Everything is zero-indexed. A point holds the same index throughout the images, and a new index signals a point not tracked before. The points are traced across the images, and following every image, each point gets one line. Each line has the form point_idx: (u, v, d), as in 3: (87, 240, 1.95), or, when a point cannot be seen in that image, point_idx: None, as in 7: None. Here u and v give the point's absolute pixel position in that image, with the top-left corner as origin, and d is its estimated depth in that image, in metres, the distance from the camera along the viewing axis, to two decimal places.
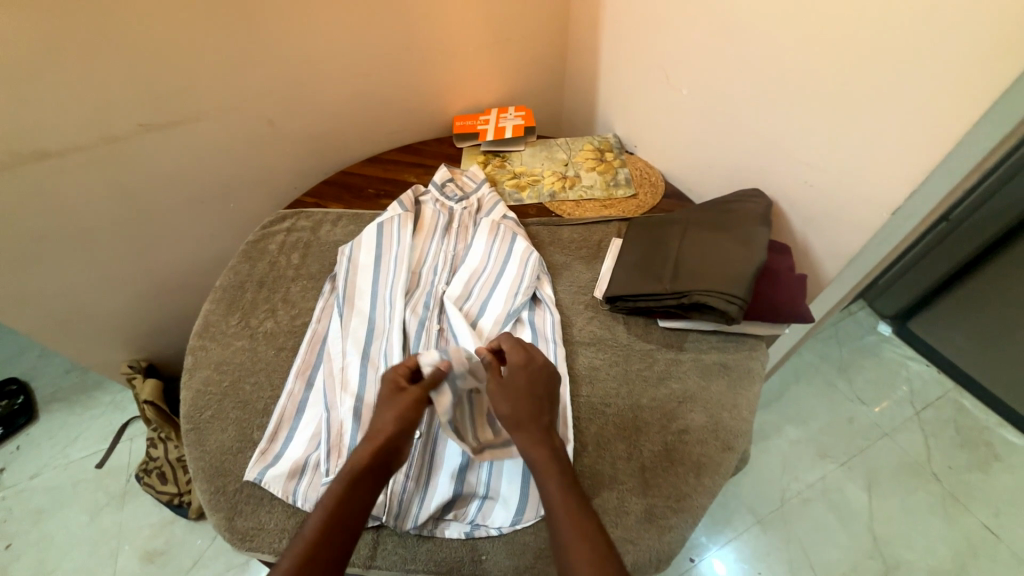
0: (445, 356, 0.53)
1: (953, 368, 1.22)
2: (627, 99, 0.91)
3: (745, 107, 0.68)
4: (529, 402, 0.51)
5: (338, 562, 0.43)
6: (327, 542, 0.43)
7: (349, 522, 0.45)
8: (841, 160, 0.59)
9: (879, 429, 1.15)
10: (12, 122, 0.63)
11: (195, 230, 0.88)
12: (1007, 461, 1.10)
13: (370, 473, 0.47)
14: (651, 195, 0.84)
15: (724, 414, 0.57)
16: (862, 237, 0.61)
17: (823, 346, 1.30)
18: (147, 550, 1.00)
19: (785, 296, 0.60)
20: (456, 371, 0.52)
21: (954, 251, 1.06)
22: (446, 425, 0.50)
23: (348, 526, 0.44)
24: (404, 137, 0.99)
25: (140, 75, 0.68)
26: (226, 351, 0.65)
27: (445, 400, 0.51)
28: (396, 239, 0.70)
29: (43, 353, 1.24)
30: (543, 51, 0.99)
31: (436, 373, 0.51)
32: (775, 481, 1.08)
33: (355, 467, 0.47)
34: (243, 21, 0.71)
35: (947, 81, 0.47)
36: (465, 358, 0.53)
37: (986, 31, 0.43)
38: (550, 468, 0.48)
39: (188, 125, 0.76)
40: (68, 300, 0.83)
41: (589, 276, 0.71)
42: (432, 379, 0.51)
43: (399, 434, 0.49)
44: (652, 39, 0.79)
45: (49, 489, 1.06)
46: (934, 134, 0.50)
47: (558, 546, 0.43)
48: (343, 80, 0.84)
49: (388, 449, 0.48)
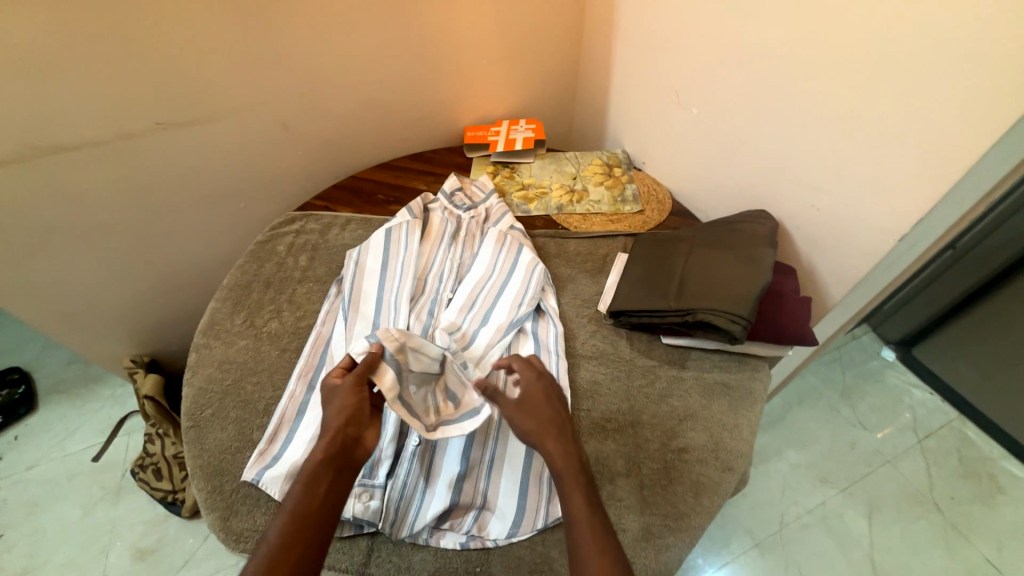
0: (375, 339, 0.53)
1: (957, 397, 1.20)
2: (638, 116, 0.92)
3: (754, 129, 0.69)
4: (546, 417, 0.50)
5: (308, 563, 0.41)
6: (295, 543, 0.41)
7: (316, 520, 0.43)
8: (848, 185, 0.60)
9: (881, 455, 1.14)
10: (34, 115, 0.64)
11: (205, 228, 0.89)
12: (1012, 494, 1.08)
13: (337, 470, 0.45)
14: (657, 211, 0.85)
15: (725, 434, 0.57)
16: (868, 262, 0.61)
17: (826, 369, 1.29)
18: (139, 547, 0.99)
19: (790, 318, 0.59)
20: (388, 351, 0.53)
21: (961, 278, 1.06)
22: (395, 401, 0.50)
23: (315, 525, 0.43)
24: (416, 145, 1.00)
25: (162, 75, 0.70)
26: (230, 350, 0.66)
27: (387, 376, 0.51)
28: (403, 245, 0.71)
29: (47, 344, 1.25)
30: (556, 67, 1.01)
31: (369, 358, 0.52)
32: (774, 504, 1.07)
33: (312, 464, 0.46)
34: (265, 27, 0.72)
35: (955, 111, 0.48)
36: (393, 336, 0.53)
37: (994, 64, 0.44)
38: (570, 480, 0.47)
39: (204, 125, 0.77)
40: (76, 292, 0.84)
41: (593, 289, 0.72)
42: (368, 363, 0.51)
43: (351, 426, 0.48)
44: (664, 59, 0.81)
45: (44, 481, 1.05)
46: (942, 163, 0.50)
47: (576, 556, 0.43)
48: (359, 87, 0.86)
49: (343, 442, 0.47)
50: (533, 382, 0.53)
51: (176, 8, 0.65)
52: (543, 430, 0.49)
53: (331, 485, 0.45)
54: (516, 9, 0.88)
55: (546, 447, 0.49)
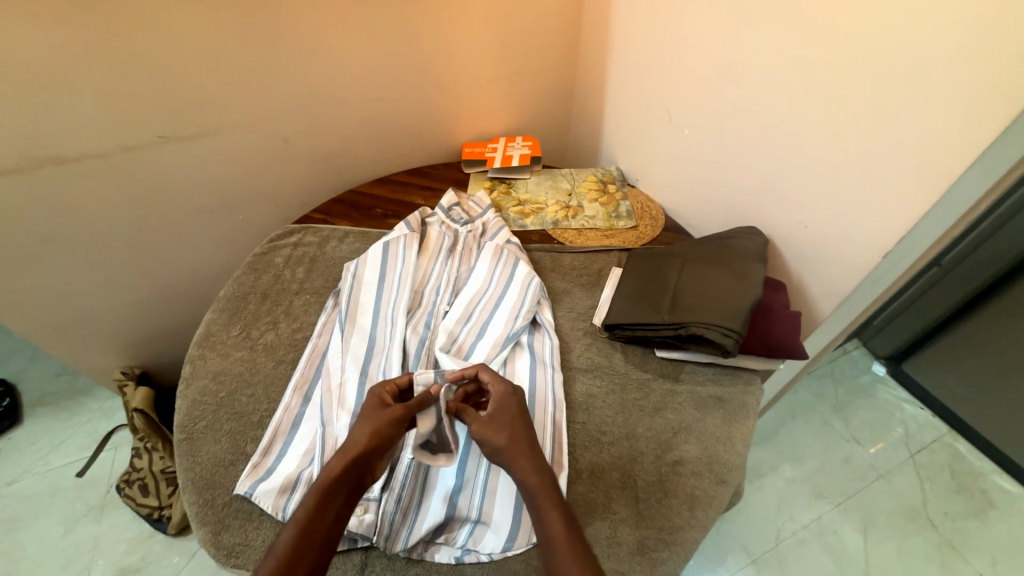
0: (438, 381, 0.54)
1: (947, 412, 1.22)
2: (631, 134, 0.94)
3: (743, 148, 0.72)
4: (516, 431, 0.51)
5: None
6: (297, 559, 0.43)
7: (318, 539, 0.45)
8: (834, 203, 0.62)
9: (875, 471, 1.14)
10: (37, 126, 0.65)
11: (202, 240, 0.89)
12: (1003, 509, 1.09)
13: (348, 492, 0.48)
14: (651, 227, 0.87)
15: (719, 447, 0.57)
16: (855, 277, 0.63)
17: (818, 384, 1.30)
18: (122, 566, 0.96)
19: (780, 333, 0.60)
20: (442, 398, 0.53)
21: (947, 294, 1.09)
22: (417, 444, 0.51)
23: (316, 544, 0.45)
24: (413, 161, 1.02)
25: (168, 89, 0.71)
26: (224, 362, 0.65)
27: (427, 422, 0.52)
28: (401, 258, 0.72)
29: (35, 356, 1.23)
30: (552, 86, 1.04)
31: (423, 397, 0.52)
32: (770, 520, 1.07)
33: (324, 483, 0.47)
34: (270, 44, 0.75)
35: (934, 132, 0.50)
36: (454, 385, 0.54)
37: (968, 89, 0.47)
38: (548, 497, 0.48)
39: (205, 138, 0.78)
40: (68, 302, 0.83)
41: (588, 303, 0.73)
42: (420, 401, 0.52)
43: (372, 449, 0.49)
44: (657, 79, 0.84)
45: (26, 496, 1.03)
46: (923, 181, 0.53)
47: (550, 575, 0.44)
48: (361, 104, 0.88)
49: (359, 463, 0.48)
50: (502, 397, 0.53)
51: (183, 25, 0.67)
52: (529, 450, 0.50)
53: (330, 499, 0.47)
54: (514, 31, 0.92)
55: (522, 461, 0.49)
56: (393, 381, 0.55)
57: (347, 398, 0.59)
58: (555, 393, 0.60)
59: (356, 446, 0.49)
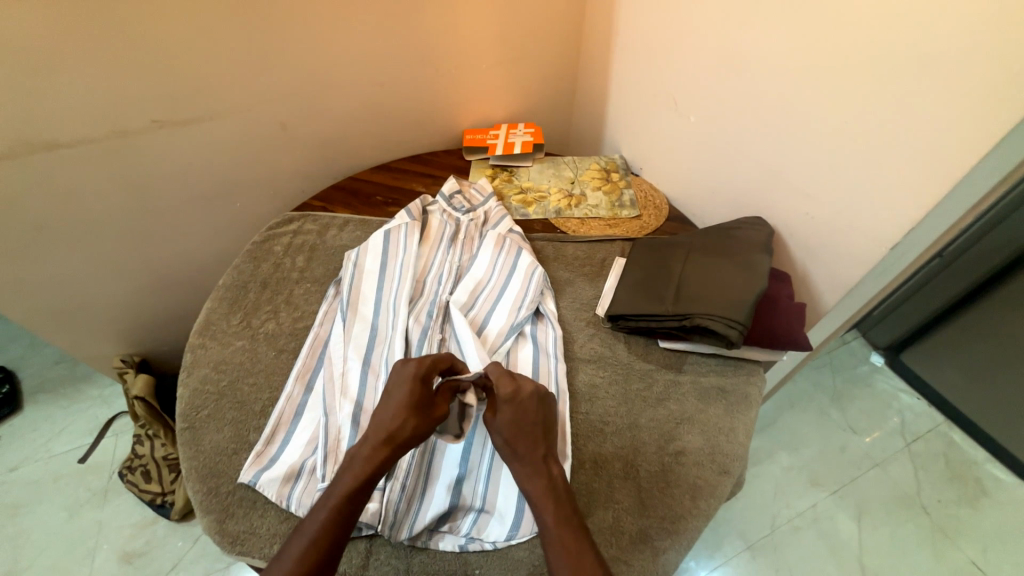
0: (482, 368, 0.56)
1: (944, 402, 1.23)
2: (634, 122, 0.93)
3: (749, 137, 0.70)
4: (536, 436, 0.51)
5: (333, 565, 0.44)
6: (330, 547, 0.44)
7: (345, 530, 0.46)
8: (841, 194, 0.61)
9: (870, 459, 1.16)
10: (25, 112, 0.63)
11: (199, 228, 0.88)
12: (995, 496, 1.11)
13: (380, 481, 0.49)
14: (654, 217, 0.85)
15: (721, 438, 0.56)
16: (860, 271, 0.62)
17: (817, 373, 1.31)
18: (126, 551, 0.97)
19: (785, 325, 0.58)
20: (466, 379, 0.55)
21: (947, 285, 1.09)
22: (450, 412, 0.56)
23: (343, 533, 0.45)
24: (413, 148, 1.00)
25: (159, 72, 0.69)
26: (226, 350, 0.65)
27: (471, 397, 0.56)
28: (402, 246, 0.71)
29: (33, 343, 1.22)
30: (555, 71, 1.02)
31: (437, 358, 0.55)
32: (766, 508, 1.08)
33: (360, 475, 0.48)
34: (263, 27, 0.72)
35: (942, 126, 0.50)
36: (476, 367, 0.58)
37: (978, 82, 0.46)
38: (545, 500, 0.48)
39: (199, 124, 0.76)
40: (64, 291, 0.82)
41: (591, 293, 0.72)
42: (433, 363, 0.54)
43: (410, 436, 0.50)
44: (661, 66, 0.82)
45: (29, 482, 1.03)
46: (930, 174, 0.52)
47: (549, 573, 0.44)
48: (358, 89, 0.86)
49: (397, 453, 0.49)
50: (533, 396, 0.52)
51: (173, 7, 0.65)
52: (533, 446, 0.50)
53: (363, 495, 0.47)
54: (516, 14, 0.89)
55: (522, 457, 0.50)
56: (429, 362, 0.54)
57: (350, 387, 0.59)
58: (562, 383, 0.59)
59: (400, 432, 0.50)
